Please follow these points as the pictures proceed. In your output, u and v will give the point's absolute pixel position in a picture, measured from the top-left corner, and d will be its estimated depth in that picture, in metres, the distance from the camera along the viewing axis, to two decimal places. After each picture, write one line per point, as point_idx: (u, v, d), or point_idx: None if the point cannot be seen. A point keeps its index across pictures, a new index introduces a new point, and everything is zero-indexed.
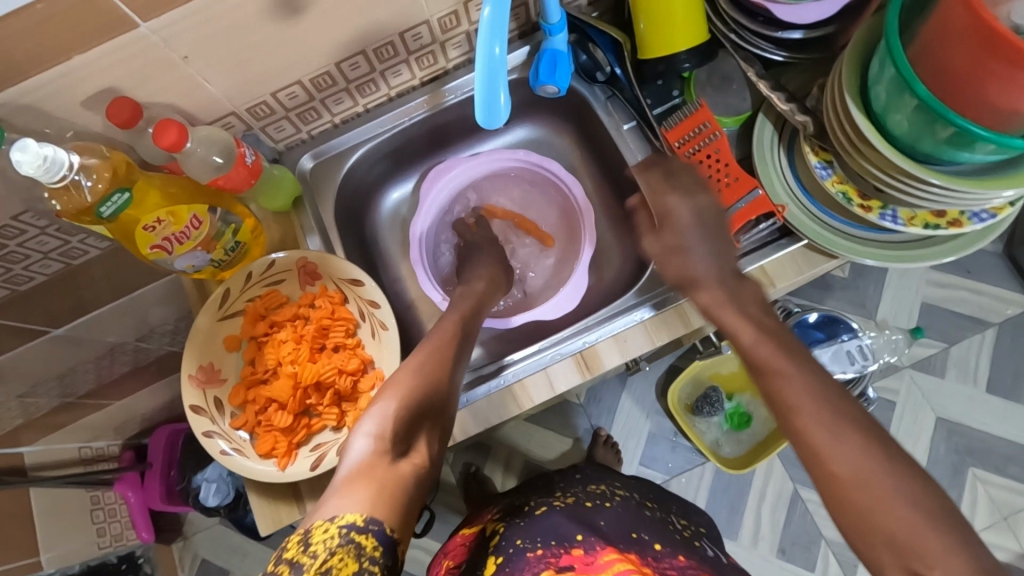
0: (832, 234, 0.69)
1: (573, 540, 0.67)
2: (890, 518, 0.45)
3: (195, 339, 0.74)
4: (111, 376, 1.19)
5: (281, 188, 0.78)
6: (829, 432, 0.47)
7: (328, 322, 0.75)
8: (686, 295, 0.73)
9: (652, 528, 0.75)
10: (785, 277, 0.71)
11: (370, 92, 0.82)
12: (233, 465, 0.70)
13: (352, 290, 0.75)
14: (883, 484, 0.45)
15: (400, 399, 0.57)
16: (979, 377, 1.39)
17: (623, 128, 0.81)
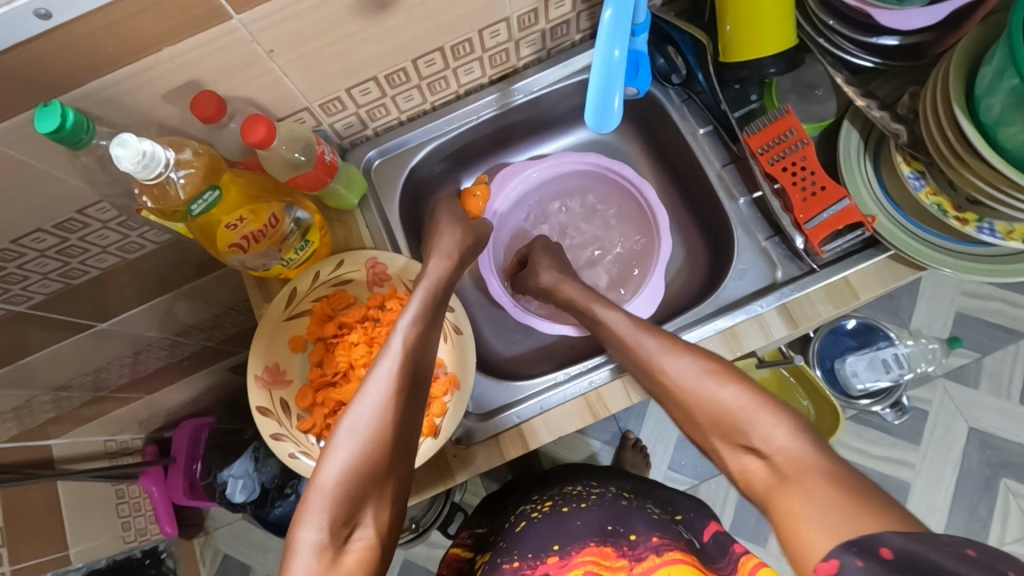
0: (923, 246, 0.67)
1: (549, 548, 0.74)
2: (712, 399, 0.56)
3: (264, 338, 0.72)
4: (146, 370, 1.17)
5: (352, 188, 0.78)
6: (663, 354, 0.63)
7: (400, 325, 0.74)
8: (767, 305, 0.71)
9: (627, 516, 0.77)
10: (871, 288, 0.70)
11: (440, 89, 0.80)
12: (302, 468, 0.69)
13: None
14: (706, 390, 0.57)
15: (345, 474, 0.50)
16: (1014, 390, 1.38)
17: (698, 133, 0.80)
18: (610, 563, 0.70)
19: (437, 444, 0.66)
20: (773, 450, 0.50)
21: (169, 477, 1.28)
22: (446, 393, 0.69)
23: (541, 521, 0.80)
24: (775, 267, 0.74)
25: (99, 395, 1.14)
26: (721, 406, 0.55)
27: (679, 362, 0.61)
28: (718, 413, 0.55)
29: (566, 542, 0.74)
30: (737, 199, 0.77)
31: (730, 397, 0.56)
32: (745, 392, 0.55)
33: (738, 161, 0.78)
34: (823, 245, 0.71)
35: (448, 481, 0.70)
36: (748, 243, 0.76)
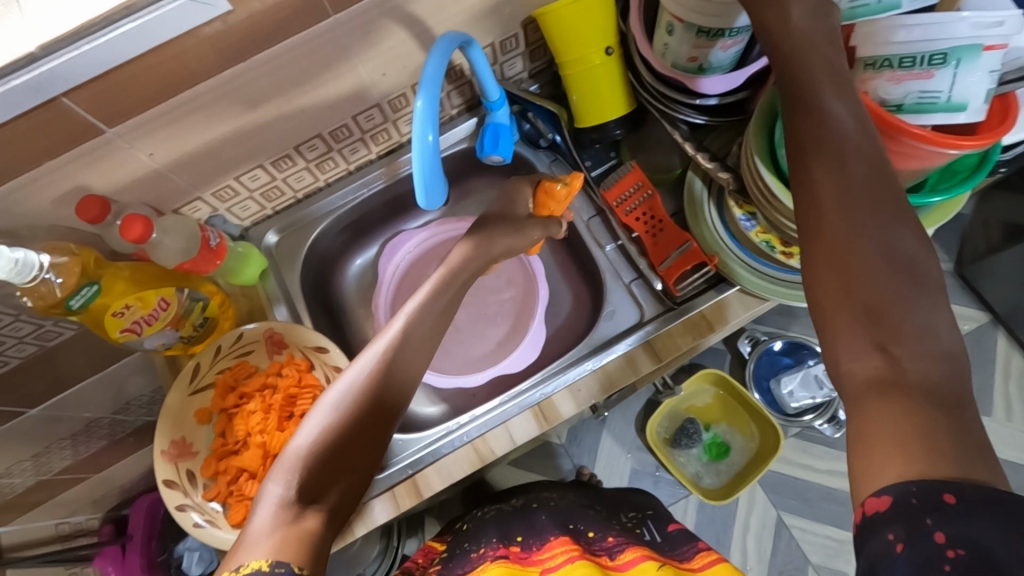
0: (761, 279, 0.75)
1: (513, 540, 0.82)
2: (892, 253, 0.45)
3: (166, 415, 0.76)
4: (85, 453, 1.19)
5: (249, 262, 0.83)
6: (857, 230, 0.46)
7: (295, 391, 0.78)
8: (633, 342, 0.77)
9: (587, 518, 0.87)
10: (725, 320, 0.77)
11: (329, 168, 0.87)
12: (207, 537, 0.71)
13: (319, 357, 0.79)
14: (890, 279, 0.44)
15: (316, 441, 0.53)
16: None
17: None
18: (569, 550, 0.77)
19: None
20: (915, 360, 0.42)
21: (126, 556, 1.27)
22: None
23: (510, 515, 0.89)
24: (641, 306, 0.80)
25: (43, 478, 1.15)
26: (900, 250, 0.45)
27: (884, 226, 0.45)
28: (906, 314, 0.43)
29: (529, 535, 0.83)
30: (604, 247, 0.84)
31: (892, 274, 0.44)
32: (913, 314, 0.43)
33: (602, 213, 0.86)
34: (678, 284, 0.78)
35: (347, 536, 0.74)
36: (616, 285, 0.83)
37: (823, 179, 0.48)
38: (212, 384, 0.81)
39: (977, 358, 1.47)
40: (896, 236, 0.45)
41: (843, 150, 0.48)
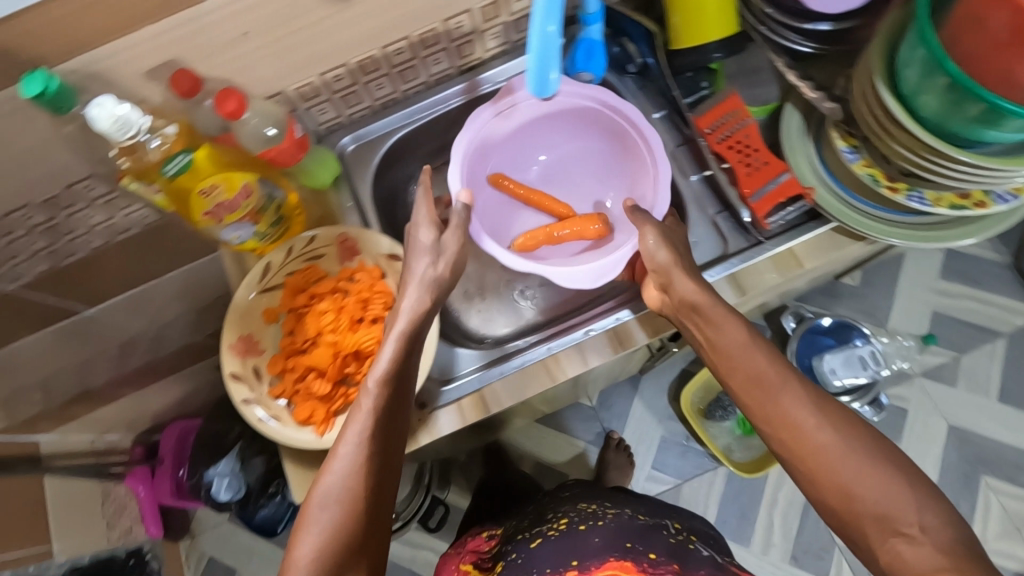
0: (861, 216, 0.71)
1: (568, 565, 0.80)
2: (857, 469, 0.57)
3: (237, 311, 0.75)
4: (127, 367, 1.29)
5: (326, 167, 0.82)
6: (811, 417, 0.61)
7: (368, 295, 0.77)
8: (717, 274, 0.75)
9: (643, 536, 0.85)
10: (815, 257, 0.74)
11: (410, 78, 0.85)
12: (272, 431, 0.71)
13: (392, 265, 0.77)
14: (869, 469, 0.57)
15: (320, 550, 0.54)
16: (991, 388, 1.47)
17: (652, 117, 0.84)
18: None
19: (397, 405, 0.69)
20: (932, 537, 0.53)
21: (154, 478, 1.47)
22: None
23: (559, 537, 0.86)
24: (725, 239, 0.77)
25: (84, 389, 1.27)
26: (859, 460, 0.58)
27: (828, 419, 0.61)
28: (884, 502, 0.55)
29: (585, 557, 0.81)
30: (688, 176, 0.81)
31: (889, 477, 0.57)
32: (900, 473, 0.57)
33: (690, 143, 0.82)
34: (768, 217, 0.74)
35: (413, 444, 0.73)
36: (699, 218, 0.80)
37: (789, 399, 0.63)
38: (282, 284, 0.79)
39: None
40: (830, 423, 0.60)
41: (735, 338, 0.67)
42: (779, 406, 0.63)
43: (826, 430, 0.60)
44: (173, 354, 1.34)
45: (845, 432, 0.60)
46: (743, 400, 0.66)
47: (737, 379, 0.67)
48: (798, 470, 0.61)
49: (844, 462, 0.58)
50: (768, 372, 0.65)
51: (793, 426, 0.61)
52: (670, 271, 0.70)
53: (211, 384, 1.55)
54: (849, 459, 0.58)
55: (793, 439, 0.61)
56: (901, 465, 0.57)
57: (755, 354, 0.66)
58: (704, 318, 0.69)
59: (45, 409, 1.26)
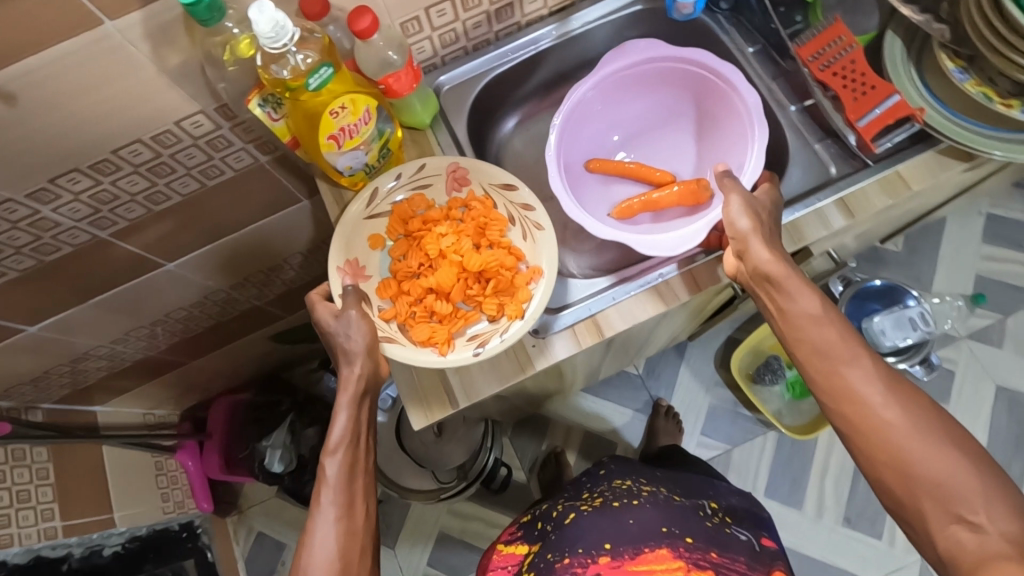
0: (975, 134, 0.73)
1: (601, 548, 0.82)
2: (924, 463, 0.59)
3: (347, 227, 0.76)
4: (192, 331, 1.29)
5: (427, 107, 0.83)
6: (883, 400, 0.62)
7: (485, 222, 0.78)
8: (825, 199, 0.76)
9: (680, 519, 0.86)
10: (922, 179, 0.75)
11: (505, 18, 0.86)
12: (393, 349, 0.72)
13: (503, 193, 0.77)
14: (936, 455, 0.59)
15: None
16: None
17: (747, 51, 0.86)
18: (666, 565, 0.80)
19: (526, 323, 0.71)
20: (998, 529, 0.56)
21: (204, 452, 1.52)
22: (532, 282, 0.74)
23: (593, 515, 0.88)
24: (829, 164, 0.79)
25: (150, 352, 1.28)
26: (918, 455, 0.60)
27: (903, 404, 0.62)
28: (947, 481, 0.58)
29: (619, 543, 0.82)
30: (787, 106, 0.82)
31: (954, 463, 0.58)
32: (965, 463, 0.58)
33: (789, 75, 0.83)
34: (875, 141, 0.76)
35: (528, 368, 0.76)
36: (801, 146, 0.81)
37: (857, 373, 0.64)
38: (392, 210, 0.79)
39: None
40: (900, 410, 0.62)
41: (809, 306, 0.68)
42: (845, 379, 0.65)
43: (892, 410, 0.62)
44: (235, 319, 1.35)
45: (913, 416, 0.61)
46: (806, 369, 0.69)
47: (801, 347, 0.69)
48: (859, 450, 0.64)
49: (911, 446, 0.60)
50: (836, 346, 0.66)
51: (858, 404, 0.63)
52: (747, 239, 0.70)
53: (264, 354, 1.56)
54: (914, 442, 0.60)
55: (861, 418, 0.63)
56: (969, 453, 0.59)
57: (823, 329, 0.67)
58: (776, 288, 0.70)
59: (111, 372, 1.27)
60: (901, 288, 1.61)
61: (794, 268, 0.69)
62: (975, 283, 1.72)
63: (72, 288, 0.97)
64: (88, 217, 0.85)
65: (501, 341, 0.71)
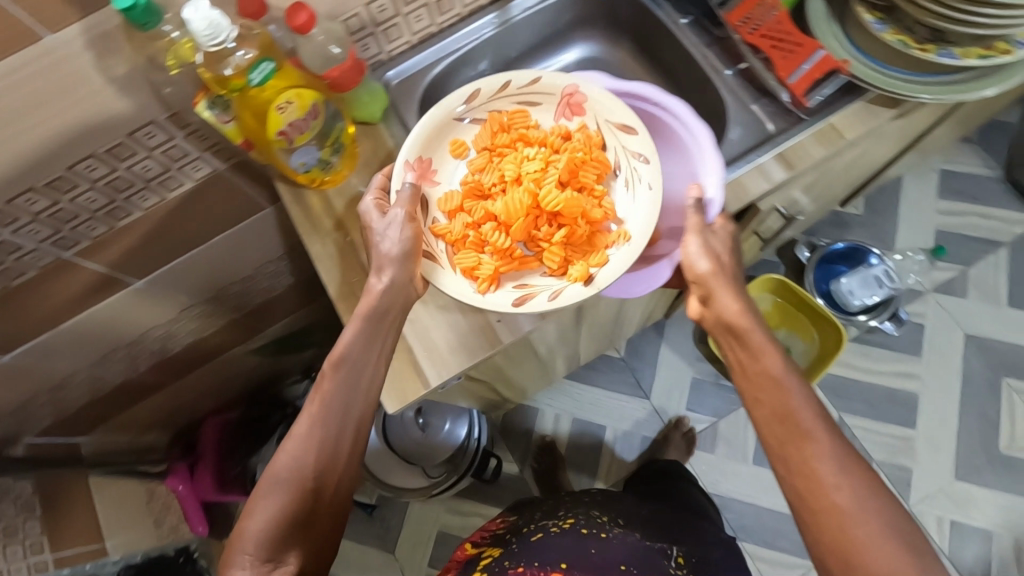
0: (896, 81, 0.77)
1: (556, 566, 0.94)
2: (866, 554, 0.61)
3: (429, 132, 0.79)
4: (171, 351, 1.30)
5: (375, 100, 0.85)
6: (835, 477, 0.64)
7: (582, 162, 0.78)
8: (765, 154, 0.79)
9: (639, 559, 0.98)
10: (853, 127, 0.79)
11: (446, 9, 0.88)
12: (429, 268, 0.76)
13: (617, 135, 0.80)
14: (876, 543, 0.61)
15: (265, 524, 0.65)
16: (1000, 295, 1.72)
17: (680, 23, 0.89)
18: None
19: (589, 290, 0.74)
20: None
21: (196, 475, 1.52)
22: (613, 245, 0.77)
23: (558, 537, 1.01)
24: (766, 121, 0.81)
25: (130, 376, 1.28)
26: (858, 538, 0.62)
27: (855, 485, 0.64)
28: (884, 569, 0.60)
29: (573, 565, 0.94)
30: (722, 71, 0.86)
31: (891, 555, 0.61)
32: (901, 557, 0.61)
33: (721, 42, 0.87)
34: (807, 96, 0.79)
35: (495, 345, 0.79)
36: (738, 106, 0.83)
37: (811, 447, 0.66)
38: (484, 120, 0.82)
39: None
40: (851, 488, 0.64)
41: (781, 370, 0.70)
42: (802, 452, 0.66)
43: (845, 493, 0.64)
44: (215, 335, 1.36)
45: (863, 501, 0.63)
46: (767, 432, 0.70)
47: (762, 410, 0.70)
48: (807, 524, 0.65)
49: (855, 531, 0.62)
50: (801, 413, 0.67)
51: (811, 479, 0.65)
52: (710, 285, 0.74)
53: (249, 369, 1.56)
54: (857, 528, 0.62)
55: (809, 491, 0.65)
56: (910, 547, 0.61)
57: (791, 397, 0.68)
58: (741, 342, 0.73)
59: (92, 399, 1.26)
60: (862, 248, 1.68)
61: (756, 324, 0.72)
62: (936, 236, 1.78)
63: (45, 314, 0.98)
64: (51, 238, 0.86)
65: (550, 301, 0.75)
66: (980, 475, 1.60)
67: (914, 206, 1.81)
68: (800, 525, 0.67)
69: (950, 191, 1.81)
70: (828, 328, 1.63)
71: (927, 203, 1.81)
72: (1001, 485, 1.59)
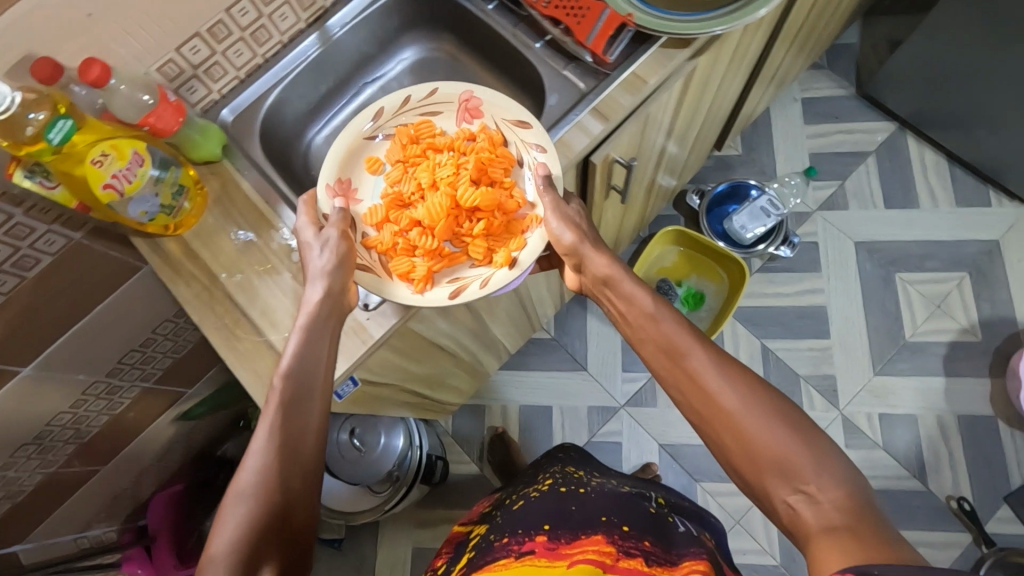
0: (679, 23, 0.84)
1: (539, 530, 1.06)
2: (767, 442, 0.68)
3: (341, 155, 0.86)
4: (87, 434, 1.26)
5: (209, 137, 0.87)
6: (723, 386, 0.72)
7: (488, 160, 0.86)
8: (582, 112, 0.85)
9: (617, 509, 1.14)
10: (653, 71, 0.86)
11: (264, 40, 0.92)
12: (366, 278, 0.80)
13: (513, 130, 0.86)
14: (773, 434, 0.68)
15: (235, 541, 0.63)
16: (876, 200, 1.86)
17: (487, 9, 0.95)
18: (605, 551, 1.00)
19: (516, 272, 0.82)
20: (828, 498, 0.64)
21: (154, 556, 1.45)
22: (528, 231, 0.86)
23: (540, 502, 1.18)
24: (578, 82, 0.88)
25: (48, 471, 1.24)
26: (753, 431, 0.69)
27: (743, 388, 0.72)
28: (783, 451, 0.67)
29: (555, 526, 1.07)
30: (533, 45, 0.92)
31: (787, 438, 0.68)
32: (796, 438, 0.67)
33: (525, 20, 0.93)
34: (607, 53, 0.86)
35: (365, 336, 0.84)
36: (552, 74, 0.90)
37: (696, 365, 0.75)
38: (394, 133, 0.89)
39: (893, 161, 1.90)
40: (740, 388, 0.72)
41: (656, 311, 0.81)
42: (692, 373, 0.75)
43: (735, 399, 0.72)
44: (132, 408, 1.33)
45: (750, 399, 0.71)
46: (658, 367, 0.80)
47: (649, 347, 0.81)
48: (713, 437, 0.72)
49: (752, 427, 0.69)
50: (681, 341, 0.77)
51: (704, 394, 0.73)
52: (580, 252, 0.84)
53: (182, 435, 1.53)
54: (752, 423, 0.69)
55: (705, 405, 0.73)
56: (796, 424, 0.68)
57: (668, 330, 0.79)
58: (617, 292, 0.84)
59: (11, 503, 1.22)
60: (741, 184, 1.80)
61: (626, 272, 0.85)
62: (810, 159, 1.91)
63: None
64: None
65: (481, 289, 0.82)
66: (895, 365, 1.72)
67: (786, 136, 1.94)
68: (707, 440, 0.74)
69: (813, 116, 1.95)
70: (730, 265, 1.73)
71: (796, 130, 1.94)
72: (915, 370, 1.71)
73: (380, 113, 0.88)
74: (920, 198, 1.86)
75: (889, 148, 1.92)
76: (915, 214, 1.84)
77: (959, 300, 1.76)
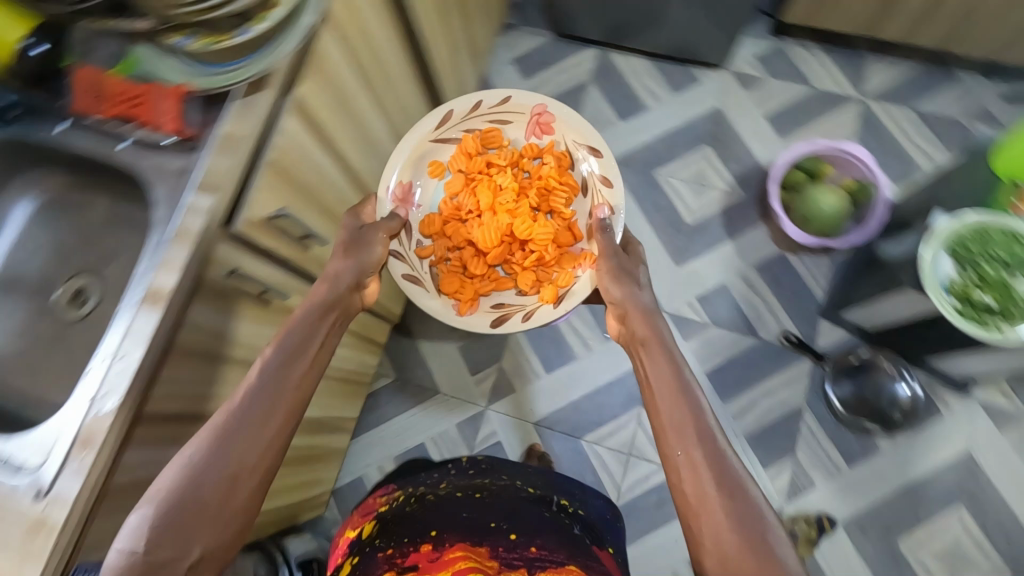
0: (235, 72, 0.85)
1: (427, 536, 1.16)
2: (721, 533, 0.80)
3: (420, 157, 1.31)
4: None
5: None
6: (706, 469, 0.85)
7: (552, 182, 1.34)
8: (189, 194, 0.84)
9: (513, 517, 1.20)
10: (245, 124, 0.86)
11: None
12: (413, 291, 1.30)
13: (582, 153, 1.33)
14: (726, 530, 0.80)
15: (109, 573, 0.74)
16: (611, 119, 2.00)
17: (60, 131, 0.93)
18: (484, 558, 1.15)
19: (560, 304, 1.28)
20: None
21: None
22: (579, 267, 1.30)
23: (436, 503, 1.19)
24: (174, 165, 0.87)
25: None
26: (707, 514, 0.82)
27: (716, 477, 0.84)
28: (732, 542, 0.79)
29: (440, 533, 1.17)
30: (117, 148, 0.90)
31: (745, 542, 0.78)
32: (747, 543, 0.78)
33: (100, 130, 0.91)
34: (186, 127, 0.86)
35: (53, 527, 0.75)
36: (149, 169, 0.88)
37: (686, 443, 0.88)
38: (464, 135, 1.35)
39: (609, 80, 2.04)
40: (721, 481, 0.83)
41: (663, 376, 0.97)
42: (680, 445, 0.89)
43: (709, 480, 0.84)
44: None
45: (727, 493, 0.82)
46: (659, 425, 0.94)
47: (659, 400, 0.95)
48: (682, 498, 0.86)
49: (711, 512, 0.82)
50: (686, 426, 0.90)
51: (685, 462, 0.87)
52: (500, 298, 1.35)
53: None
54: (718, 510, 0.82)
55: (681, 472, 0.87)
56: (750, 534, 0.79)
57: (675, 409, 0.93)
58: (648, 366, 1.01)
59: None
60: None
61: (657, 342, 1.02)
62: None
63: None
64: None
65: (524, 320, 1.31)
66: (689, 250, 1.86)
67: None
68: (678, 504, 0.87)
69: (527, 71, 2.06)
70: None
71: (520, 90, 2.04)
72: (705, 246, 1.85)
73: (442, 119, 1.31)
74: (645, 101, 2.01)
75: (602, 70, 2.06)
76: (646, 117, 1.99)
77: (712, 171, 1.92)
